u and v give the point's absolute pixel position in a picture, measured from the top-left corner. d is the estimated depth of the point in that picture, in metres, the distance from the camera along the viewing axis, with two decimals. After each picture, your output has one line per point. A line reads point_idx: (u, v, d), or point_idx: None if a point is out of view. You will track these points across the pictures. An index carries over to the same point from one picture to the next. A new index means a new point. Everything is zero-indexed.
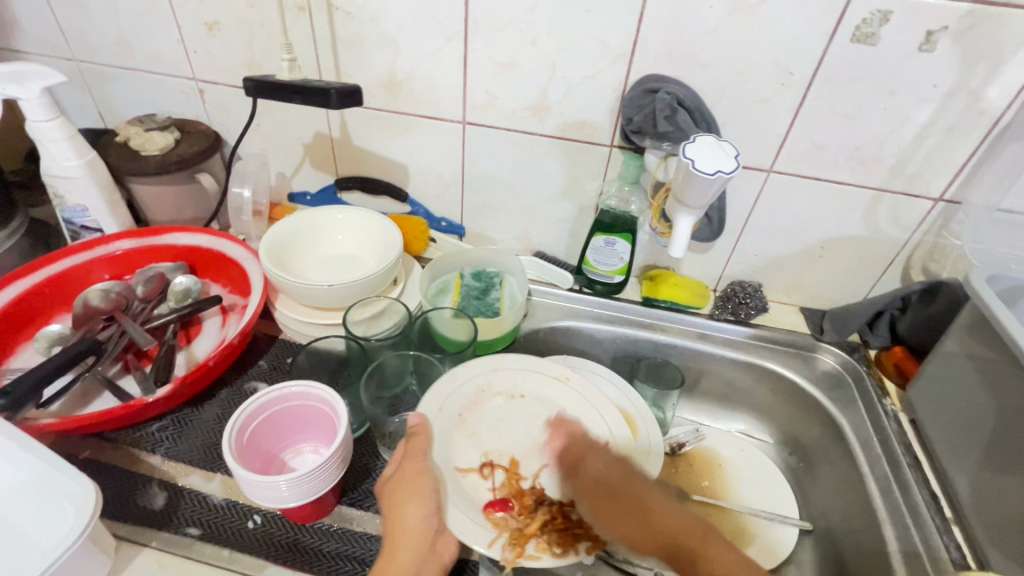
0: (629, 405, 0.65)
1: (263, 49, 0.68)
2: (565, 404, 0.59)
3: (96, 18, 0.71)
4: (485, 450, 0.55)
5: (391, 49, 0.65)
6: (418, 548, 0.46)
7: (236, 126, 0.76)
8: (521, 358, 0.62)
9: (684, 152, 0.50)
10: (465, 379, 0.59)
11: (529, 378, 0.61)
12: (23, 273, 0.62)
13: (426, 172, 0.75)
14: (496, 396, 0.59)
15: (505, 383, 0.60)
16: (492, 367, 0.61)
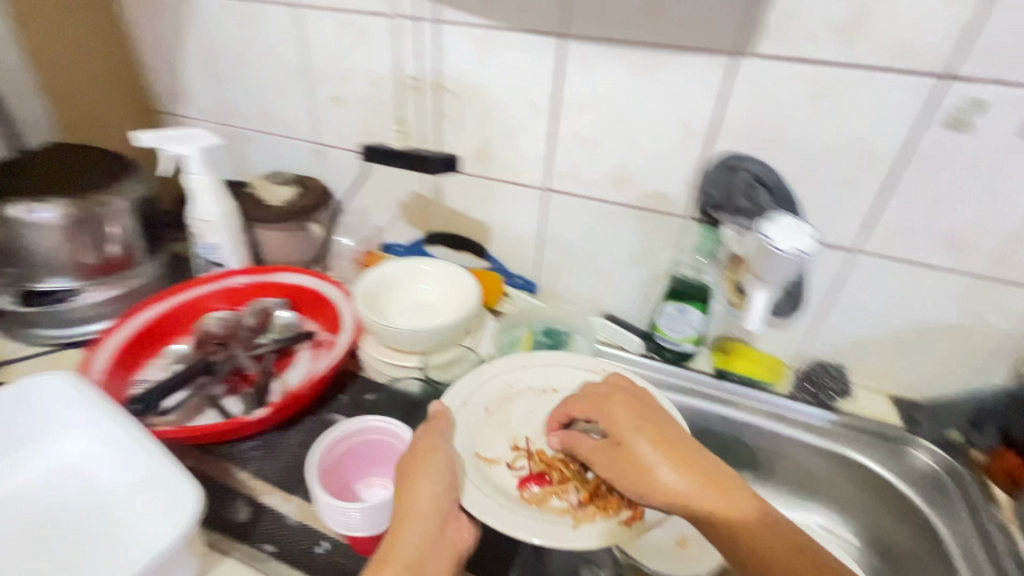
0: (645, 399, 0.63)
1: (377, 120, 0.78)
2: None
3: (249, 93, 0.85)
4: (515, 435, 0.59)
5: (486, 123, 0.72)
6: (427, 528, 0.45)
7: (346, 184, 0.87)
8: (552, 357, 0.67)
9: (761, 230, 0.51)
10: (493, 376, 0.64)
11: (558, 374, 0.66)
12: (161, 297, 0.73)
13: (507, 231, 0.81)
14: (523, 392, 0.63)
15: (536, 380, 0.65)
16: (521, 366, 0.65)
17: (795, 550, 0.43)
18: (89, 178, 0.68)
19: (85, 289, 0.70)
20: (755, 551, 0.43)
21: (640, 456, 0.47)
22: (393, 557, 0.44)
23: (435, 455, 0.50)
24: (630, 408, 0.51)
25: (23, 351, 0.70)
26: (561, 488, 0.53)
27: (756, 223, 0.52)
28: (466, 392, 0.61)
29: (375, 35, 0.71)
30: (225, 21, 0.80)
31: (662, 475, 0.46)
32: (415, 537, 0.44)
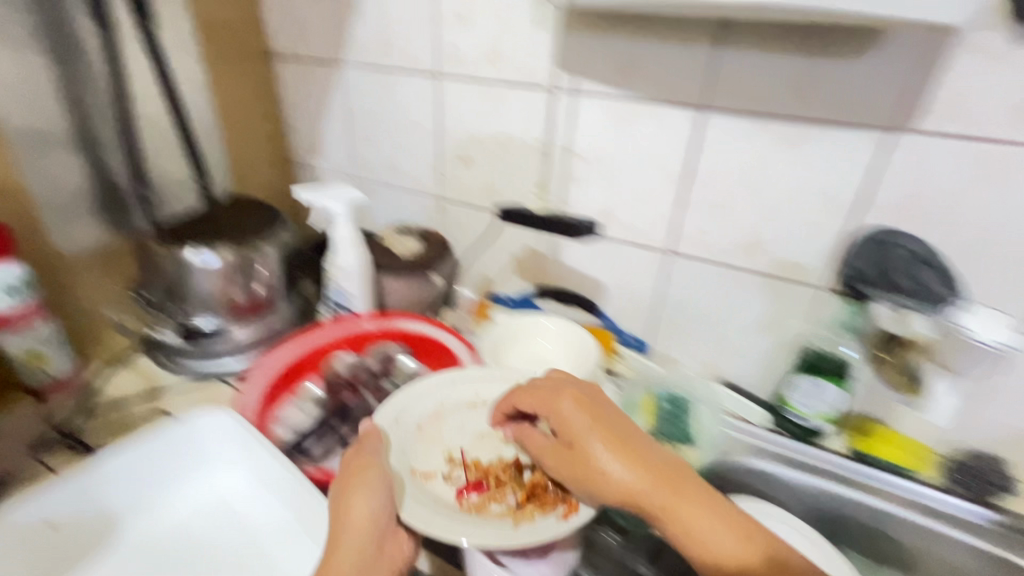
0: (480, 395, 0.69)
1: (502, 179, 0.82)
2: None
3: (381, 150, 0.92)
4: (449, 446, 0.62)
5: (613, 186, 0.74)
6: (366, 541, 0.49)
7: (463, 236, 0.91)
8: (479, 369, 0.71)
9: (960, 321, 0.55)
10: (433, 395, 0.67)
11: (480, 386, 0.70)
12: (297, 338, 0.76)
13: (623, 290, 0.81)
14: (451, 405, 0.67)
15: (464, 393, 0.68)
16: (449, 381, 0.69)
17: (744, 539, 0.45)
18: (247, 227, 0.75)
19: (232, 328, 0.76)
20: (706, 545, 0.45)
21: (592, 453, 0.52)
22: (333, 561, 0.48)
23: (368, 467, 0.53)
24: (577, 405, 0.55)
25: (176, 383, 0.76)
26: (499, 497, 0.57)
27: (953, 312, 0.56)
28: (398, 409, 0.63)
29: (511, 103, 0.76)
30: (368, 87, 0.87)
31: (608, 467, 0.50)
32: (353, 544, 0.48)
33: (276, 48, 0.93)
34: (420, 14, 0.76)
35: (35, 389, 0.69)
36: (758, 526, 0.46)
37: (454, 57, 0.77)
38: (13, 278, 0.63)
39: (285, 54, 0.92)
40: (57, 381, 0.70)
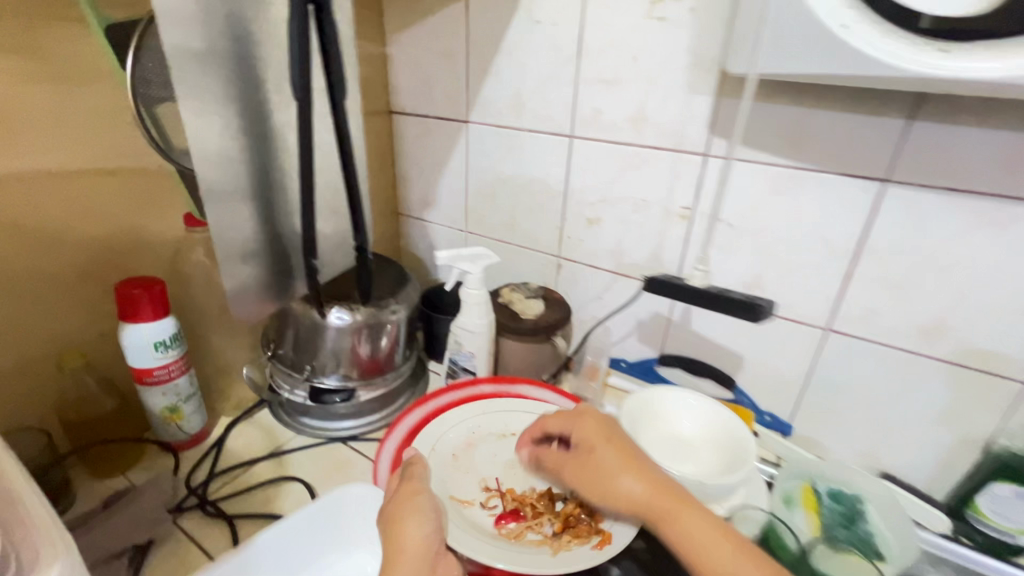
0: None
1: (633, 243, 0.79)
2: None
3: (498, 206, 0.90)
4: (484, 474, 0.65)
5: (764, 256, 0.69)
6: (419, 566, 0.48)
7: (581, 297, 0.87)
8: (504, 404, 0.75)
9: None
10: (458, 423, 0.70)
11: (516, 419, 0.73)
12: (419, 403, 0.72)
13: (764, 366, 0.75)
14: (488, 437, 0.69)
15: (494, 424, 0.71)
16: (480, 412, 0.72)
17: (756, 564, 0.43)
18: (379, 286, 0.74)
19: (358, 389, 0.73)
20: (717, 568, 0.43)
21: (606, 465, 0.53)
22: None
23: (420, 493, 0.54)
24: (598, 421, 0.56)
25: (297, 443, 0.74)
26: (534, 522, 0.59)
27: None
28: (434, 439, 0.67)
29: (653, 168, 0.73)
30: (492, 146, 0.87)
31: (623, 482, 0.51)
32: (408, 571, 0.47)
33: (399, 105, 0.94)
34: (560, 78, 0.76)
35: (169, 443, 0.69)
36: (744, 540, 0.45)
37: (593, 121, 0.75)
38: (164, 335, 0.63)
39: (408, 111, 0.93)
40: (190, 437, 0.70)
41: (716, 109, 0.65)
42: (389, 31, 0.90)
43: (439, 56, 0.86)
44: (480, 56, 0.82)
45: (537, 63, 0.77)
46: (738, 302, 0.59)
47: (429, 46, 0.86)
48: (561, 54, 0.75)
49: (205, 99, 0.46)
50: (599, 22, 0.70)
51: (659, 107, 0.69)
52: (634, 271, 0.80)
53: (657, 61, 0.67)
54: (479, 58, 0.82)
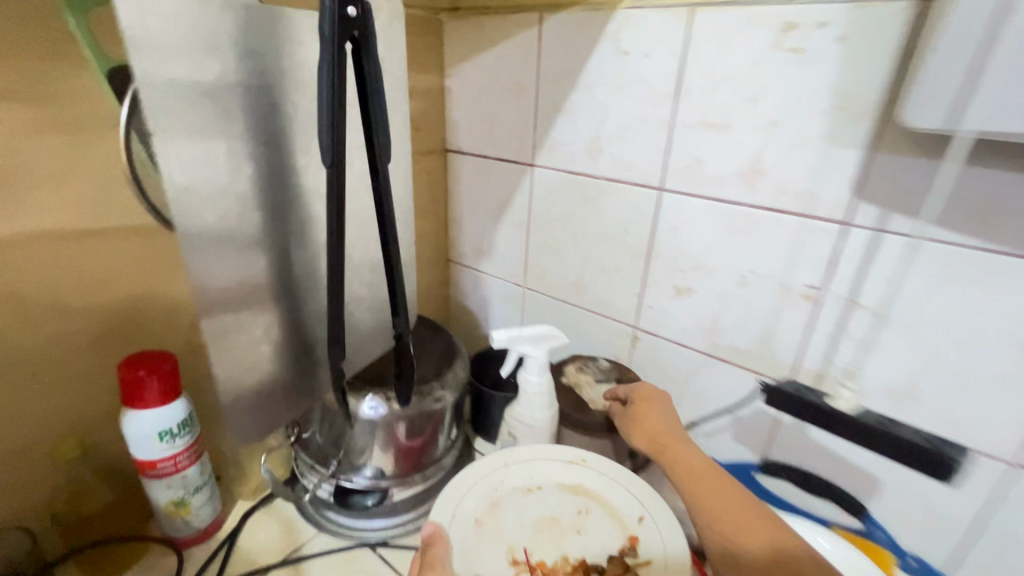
0: (576, 477, 0.57)
1: (735, 322, 0.63)
2: (585, 484, 0.56)
3: (564, 262, 0.77)
4: (512, 544, 0.50)
5: (923, 360, 0.52)
6: None
7: (661, 377, 0.72)
8: (528, 448, 0.59)
9: None
10: (475, 477, 0.54)
11: (543, 468, 0.57)
12: None
13: (913, 498, 0.57)
14: (512, 494, 0.54)
15: (518, 475, 0.56)
16: (499, 461, 0.57)
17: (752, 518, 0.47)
18: (422, 364, 0.62)
19: (392, 488, 0.62)
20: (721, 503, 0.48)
21: (663, 425, 0.57)
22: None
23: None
24: (660, 393, 0.61)
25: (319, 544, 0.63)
26: None
27: None
28: (451, 502, 0.51)
29: (768, 235, 0.58)
30: (561, 194, 0.74)
31: (673, 439, 0.55)
32: None
33: (456, 143, 0.83)
34: (650, 120, 0.62)
35: (174, 540, 0.59)
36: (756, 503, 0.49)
37: (691, 173, 0.61)
38: (171, 423, 0.53)
39: (466, 150, 0.82)
40: (200, 532, 0.60)
41: (866, 167, 0.50)
42: (449, 60, 0.79)
43: (505, 91, 0.74)
44: (552, 92, 0.70)
45: (622, 102, 0.64)
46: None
47: (494, 80, 0.75)
48: (654, 92, 0.61)
49: (201, 134, 0.32)
50: (706, 55, 0.56)
51: (783, 160, 0.55)
52: (734, 356, 0.64)
53: (785, 103, 0.53)
54: (551, 94, 0.70)
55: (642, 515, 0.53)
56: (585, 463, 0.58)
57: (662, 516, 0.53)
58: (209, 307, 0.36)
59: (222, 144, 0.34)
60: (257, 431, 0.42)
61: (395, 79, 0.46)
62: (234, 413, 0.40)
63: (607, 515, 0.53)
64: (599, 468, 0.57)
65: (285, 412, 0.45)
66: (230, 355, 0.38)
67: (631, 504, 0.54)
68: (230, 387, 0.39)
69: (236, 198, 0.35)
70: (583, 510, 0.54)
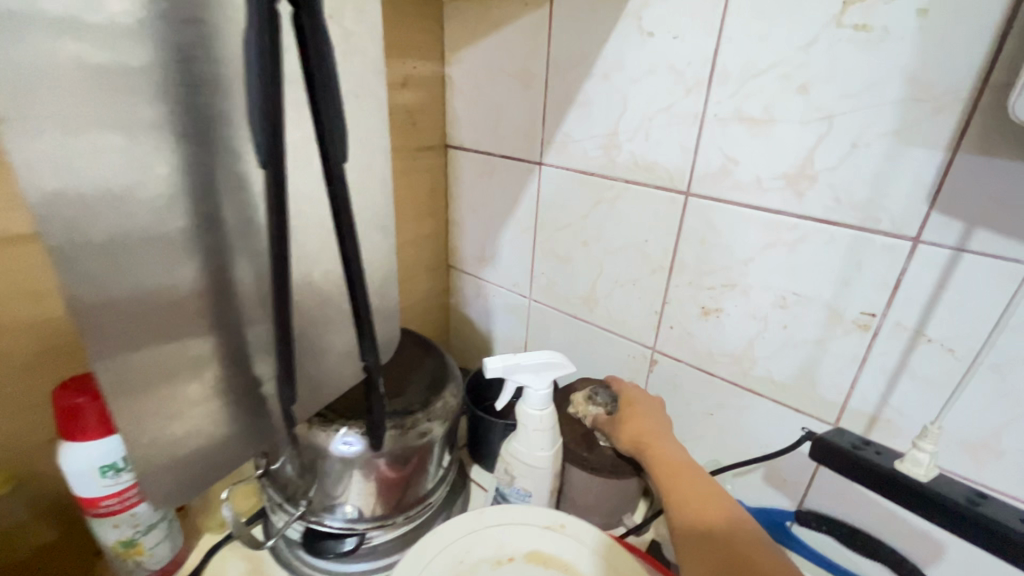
0: (552, 547, 0.50)
1: (771, 351, 0.54)
2: (562, 556, 0.49)
3: (574, 274, 0.69)
4: None
5: (1007, 409, 0.42)
6: None
7: (681, 407, 0.63)
8: (500, 511, 0.53)
9: None
10: (437, 549, 0.48)
11: (515, 535, 0.51)
12: None
13: (986, 571, 0.47)
14: (478, 569, 0.48)
15: (487, 545, 0.50)
16: (467, 527, 0.50)
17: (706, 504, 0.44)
18: (407, 391, 0.54)
19: (370, 531, 0.54)
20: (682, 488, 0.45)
21: (647, 420, 0.53)
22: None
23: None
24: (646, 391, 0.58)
25: None
26: None
27: None
28: None
29: (816, 251, 0.48)
30: (572, 198, 0.65)
31: (654, 435, 0.51)
32: None
33: (457, 138, 0.75)
34: (676, 113, 0.54)
35: None
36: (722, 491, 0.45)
37: (724, 176, 0.52)
38: (114, 457, 0.46)
39: (468, 147, 0.74)
40: (156, 573, 0.54)
41: (944, 172, 0.41)
42: (450, 46, 0.71)
43: (511, 80, 0.66)
44: (564, 82, 0.61)
45: (644, 93, 0.55)
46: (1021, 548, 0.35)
47: (499, 68, 0.67)
48: (681, 81, 0.52)
49: (87, 124, 0.25)
50: (746, 36, 0.47)
51: (838, 163, 0.45)
52: (768, 389, 0.55)
53: (844, 94, 0.44)
54: (562, 83, 0.62)
55: None
56: (563, 530, 0.51)
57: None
58: (106, 343, 0.28)
59: (119, 138, 0.27)
60: (180, 486, 0.35)
61: (370, 60, 0.38)
62: (148, 466, 0.33)
63: None
64: (580, 537, 0.51)
65: (222, 460, 0.38)
66: (138, 399, 0.31)
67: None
68: (140, 437, 0.32)
69: (143, 207, 0.28)
70: None
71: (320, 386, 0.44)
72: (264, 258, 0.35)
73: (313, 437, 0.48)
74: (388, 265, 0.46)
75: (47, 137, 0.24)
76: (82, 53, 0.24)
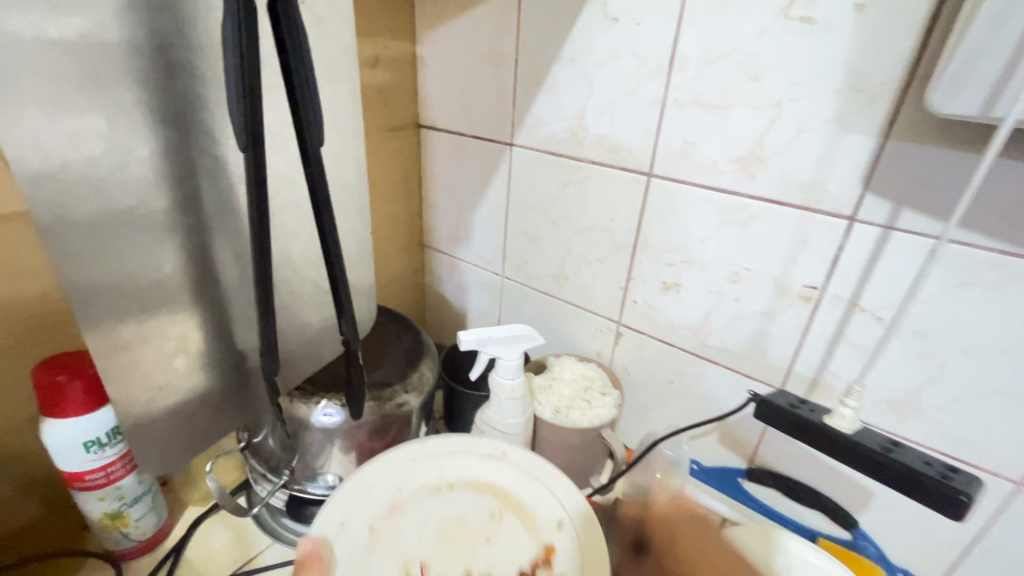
0: (493, 474, 0.51)
1: (726, 322, 0.58)
2: (502, 482, 0.51)
3: (545, 251, 0.71)
4: (408, 556, 0.44)
5: (929, 371, 0.47)
6: None
7: (646, 376, 0.67)
8: (442, 440, 0.53)
9: None
10: (377, 475, 0.49)
11: (456, 463, 0.52)
12: None
13: (910, 514, 0.53)
14: (417, 496, 0.48)
15: (427, 473, 0.50)
16: (407, 456, 0.51)
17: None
18: (384, 365, 0.57)
19: None
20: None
21: (700, 552, 0.53)
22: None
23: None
24: (685, 517, 0.56)
25: (273, 553, 0.58)
26: None
27: None
28: (347, 506, 0.46)
29: (767, 230, 0.52)
30: (543, 179, 0.68)
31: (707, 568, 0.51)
32: None
33: (430, 118, 0.76)
34: (641, 97, 0.56)
35: (114, 551, 0.54)
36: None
37: (683, 159, 0.55)
38: (99, 432, 0.47)
39: (441, 127, 0.75)
40: (143, 543, 0.55)
41: (878, 157, 0.45)
42: (422, 26, 0.72)
43: (482, 61, 0.67)
44: (534, 65, 0.63)
45: (610, 77, 0.58)
46: (928, 488, 0.40)
47: (471, 49, 0.68)
48: (645, 67, 0.55)
49: (71, 110, 0.27)
50: (705, 24, 0.50)
51: (787, 147, 0.49)
52: (723, 358, 0.60)
53: (791, 82, 0.47)
54: (532, 65, 0.63)
55: (562, 520, 0.47)
56: (501, 458, 0.52)
57: (578, 520, 0.47)
58: (95, 319, 0.30)
59: (102, 122, 0.28)
60: (167, 455, 0.37)
61: (343, 45, 0.39)
62: (135, 437, 0.35)
63: (522, 521, 0.48)
64: (522, 462, 0.52)
65: (207, 431, 0.40)
66: (128, 374, 0.33)
67: (549, 504, 0.49)
68: (128, 407, 0.34)
69: (127, 189, 0.30)
70: (496, 515, 0.48)
71: (298, 361, 0.46)
72: (245, 240, 0.37)
73: (294, 408, 0.50)
74: (364, 244, 0.48)
75: (33, 122, 0.25)
76: (65, 43, 0.26)
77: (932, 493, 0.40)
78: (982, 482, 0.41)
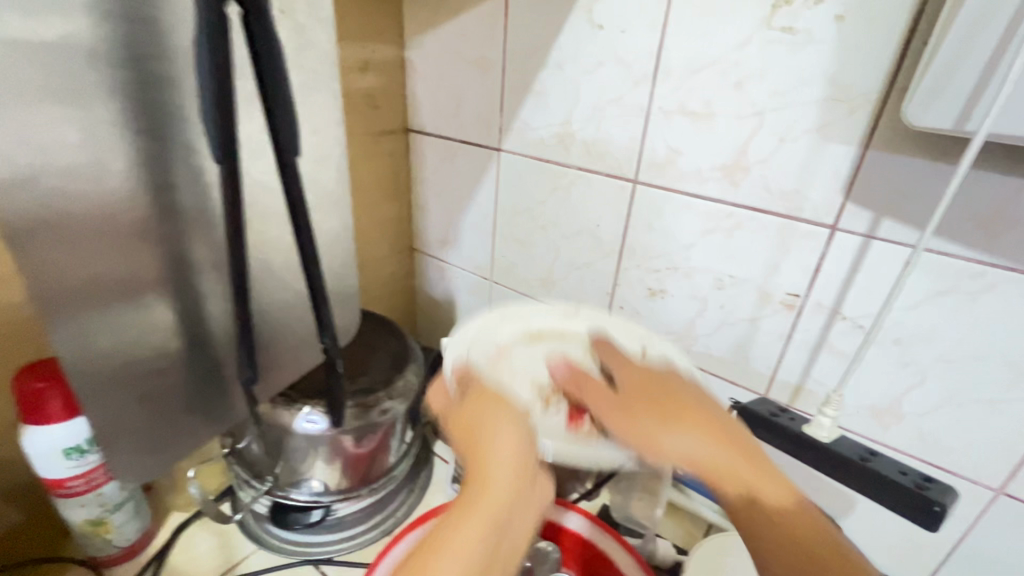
0: (572, 317, 0.52)
1: (711, 328, 0.58)
2: (588, 326, 0.51)
3: (533, 256, 0.72)
4: (533, 374, 0.45)
5: (910, 378, 0.48)
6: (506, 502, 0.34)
7: None
8: (516, 304, 0.54)
9: None
10: (466, 343, 0.49)
11: (539, 314, 0.52)
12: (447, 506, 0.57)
13: (891, 520, 0.53)
14: (516, 341, 0.49)
15: (514, 324, 0.51)
16: (494, 316, 0.53)
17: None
18: (369, 371, 0.57)
19: (335, 503, 0.57)
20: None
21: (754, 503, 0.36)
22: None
23: (497, 404, 0.38)
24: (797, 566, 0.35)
25: (256, 558, 0.58)
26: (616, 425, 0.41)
27: None
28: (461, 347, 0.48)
29: (751, 238, 0.52)
30: (531, 184, 0.68)
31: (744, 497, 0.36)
32: (478, 526, 0.33)
33: (419, 123, 0.76)
34: (627, 103, 0.56)
35: (94, 558, 0.54)
36: (731, 431, 0.37)
37: (668, 166, 0.55)
38: (79, 439, 0.47)
39: (429, 131, 0.75)
40: (124, 552, 0.55)
41: (858, 167, 0.45)
42: (410, 31, 0.72)
43: (470, 67, 0.67)
44: (522, 71, 0.63)
45: (595, 83, 0.58)
46: (908, 499, 0.40)
47: (459, 54, 0.68)
48: (630, 73, 0.55)
49: (44, 118, 0.26)
50: (688, 32, 0.50)
51: (769, 156, 0.49)
52: (708, 364, 0.60)
53: (774, 91, 0.47)
54: (519, 71, 0.63)
55: (645, 349, 0.48)
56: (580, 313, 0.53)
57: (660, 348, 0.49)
58: (69, 328, 0.30)
59: (76, 132, 0.28)
60: (140, 463, 0.37)
61: (323, 52, 0.39)
62: (112, 449, 0.35)
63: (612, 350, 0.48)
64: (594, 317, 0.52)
65: (186, 440, 0.40)
66: (101, 382, 0.32)
67: (629, 340, 0.50)
68: (99, 414, 0.33)
69: (100, 199, 0.30)
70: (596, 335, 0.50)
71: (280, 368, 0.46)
72: (221, 247, 0.37)
73: (278, 415, 0.50)
74: (347, 250, 0.48)
75: (5, 130, 0.25)
76: (33, 52, 0.25)
77: (908, 502, 0.40)
78: (955, 491, 0.42)
